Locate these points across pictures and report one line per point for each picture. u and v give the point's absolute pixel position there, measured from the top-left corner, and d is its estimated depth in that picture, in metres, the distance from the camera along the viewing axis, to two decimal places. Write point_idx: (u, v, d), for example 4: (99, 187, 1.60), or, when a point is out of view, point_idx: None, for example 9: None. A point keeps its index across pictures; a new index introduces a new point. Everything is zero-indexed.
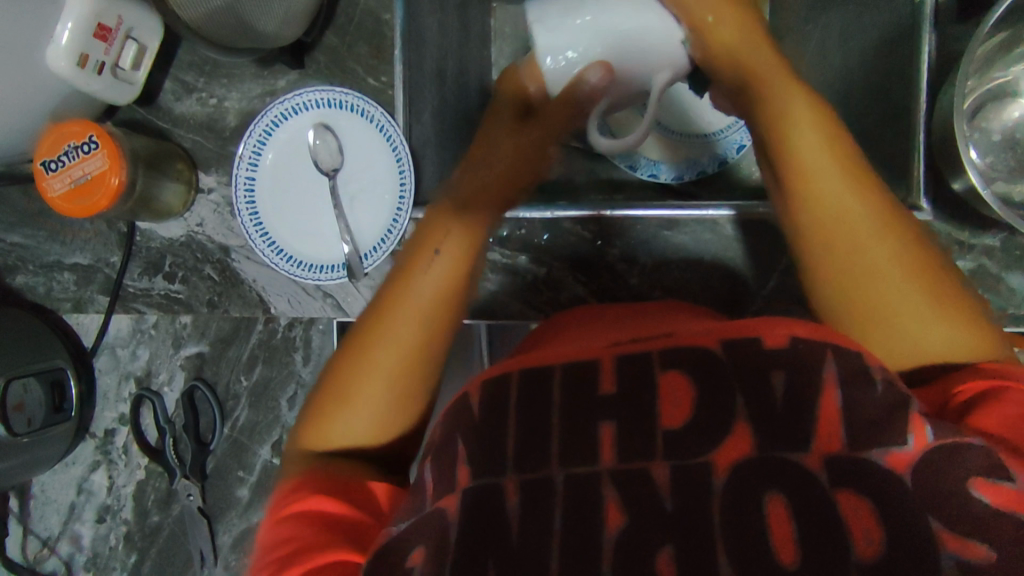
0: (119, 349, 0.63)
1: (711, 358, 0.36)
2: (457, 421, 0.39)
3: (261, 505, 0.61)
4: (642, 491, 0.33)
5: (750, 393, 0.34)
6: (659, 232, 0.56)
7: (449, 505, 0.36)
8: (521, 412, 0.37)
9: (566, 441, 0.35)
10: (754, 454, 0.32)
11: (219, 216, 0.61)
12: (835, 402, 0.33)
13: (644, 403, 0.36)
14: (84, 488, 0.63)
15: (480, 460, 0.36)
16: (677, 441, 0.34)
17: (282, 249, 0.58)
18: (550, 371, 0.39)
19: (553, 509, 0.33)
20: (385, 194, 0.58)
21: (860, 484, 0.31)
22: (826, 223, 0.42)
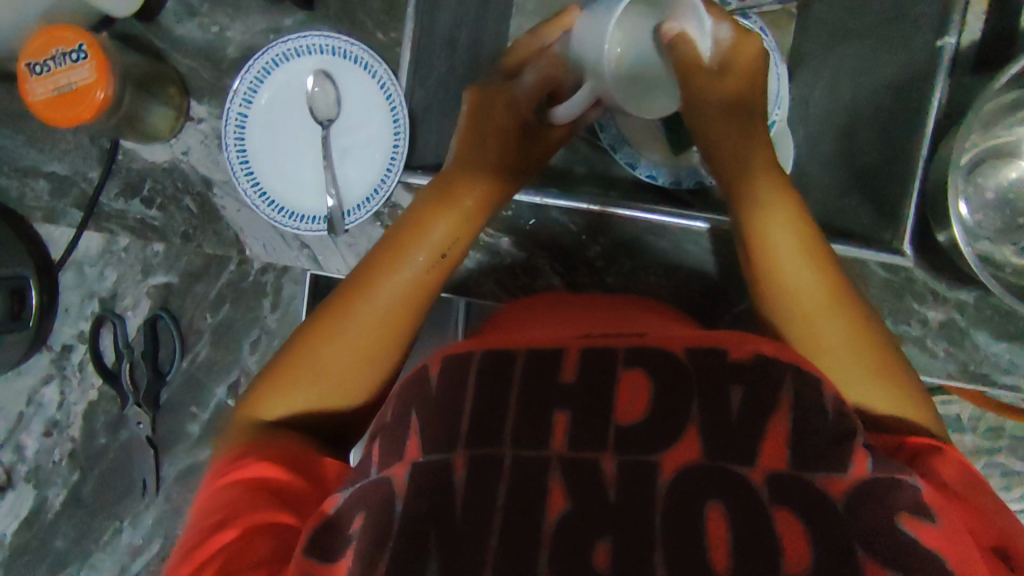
0: (86, 268, 0.62)
1: (674, 361, 0.37)
2: (413, 395, 0.40)
3: (210, 443, 0.61)
4: (589, 482, 0.34)
5: (708, 399, 0.36)
6: (643, 234, 0.55)
7: (397, 472, 0.37)
8: (480, 391, 0.38)
9: (521, 421, 0.36)
10: (697, 463, 0.34)
11: (205, 148, 0.59)
12: (785, 426, 0.35)
13: (601, 396, 0.37)
14: (34, 399, 0.62)
15: (433, 432, 0.37)
16: (626, 438, 0.35)
17: (266, 192, 0.57)
18: (514, 354, 0.39)
19: (498, 482, 0.35)
20: (376, 152, 0.57)
21: (799, 502, 0.33)
22: (785, 276, 0.46)
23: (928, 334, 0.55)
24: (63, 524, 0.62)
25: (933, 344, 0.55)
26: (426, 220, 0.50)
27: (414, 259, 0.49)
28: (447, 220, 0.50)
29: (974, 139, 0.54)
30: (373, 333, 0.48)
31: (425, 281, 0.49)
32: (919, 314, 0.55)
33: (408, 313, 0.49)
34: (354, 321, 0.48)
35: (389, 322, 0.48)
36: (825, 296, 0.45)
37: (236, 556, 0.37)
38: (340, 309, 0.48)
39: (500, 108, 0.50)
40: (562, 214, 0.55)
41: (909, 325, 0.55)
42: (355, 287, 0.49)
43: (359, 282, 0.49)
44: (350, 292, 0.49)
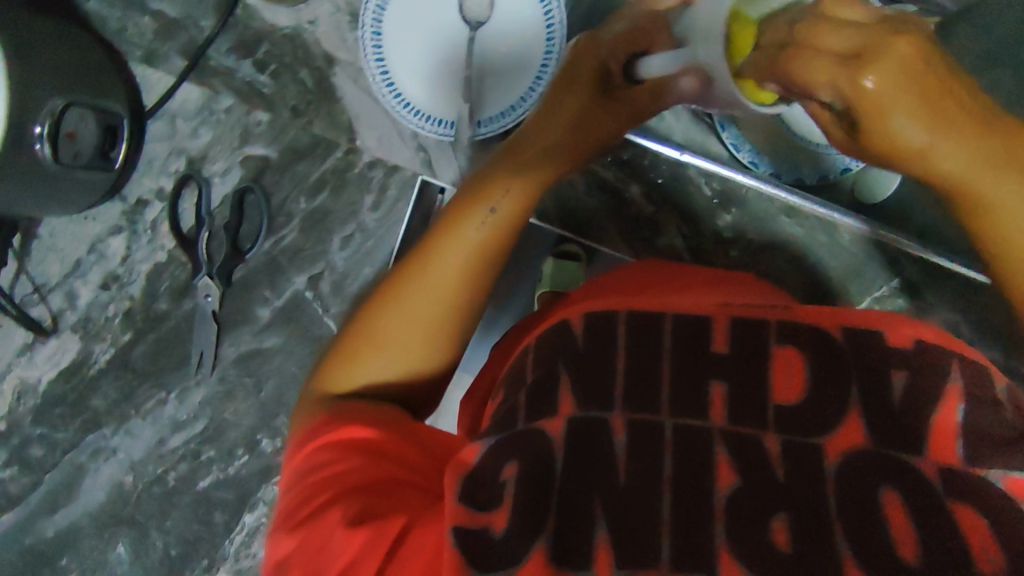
0: (179, 121, 0.57)
1: (830, 341, 0.35)
2: (554, 347, 0.37)
3: (277, 331, 0.57)
4: (754, 456, 0.32)
5: (868, 384, 0.33)
6: (778, 215, 0.53)
7: (551, 426, 0.34)
8: (630, 349, 0.36)
9: (678, 389, 0.34)
10: (866, 449, 0.32)
11: (335, 23, 0.55)
12: (953, 419, 0.32)
13: (757, 371, 0.34)
14: (96, 249, 0.58)
15: (586, 388, 0.35)
16: (789, 419, 0.33)
17: (394, 83, 0.53)
18: (660, 319, 0.37)
19: (664, 452, 0.33)
20: (520, 68, 0.53)
21: (977, 498, 0.30)
22: (1015, 235, 0.32)
23: None
24: (105, 384, 0.58)
25: None
26: (494, 180, 0.45)
27: (474, 222, 0.44)
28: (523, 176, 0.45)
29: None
30: (444, 295, 0.44)
31: (491, 240, 0.44)
32: None
33: (478, 277, 0.44)
34: (417, 294, 0.43)
35: (459, 286, 0.44)
36: None
37: (361, 514, 0.35)
38: (400, 283, 0.44)
39: (585, 67, 0.47)
40: (699, 175, 0.53)
41: None
42: (414, 260, 0.44)
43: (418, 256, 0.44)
44: (408, 265, 0.44)
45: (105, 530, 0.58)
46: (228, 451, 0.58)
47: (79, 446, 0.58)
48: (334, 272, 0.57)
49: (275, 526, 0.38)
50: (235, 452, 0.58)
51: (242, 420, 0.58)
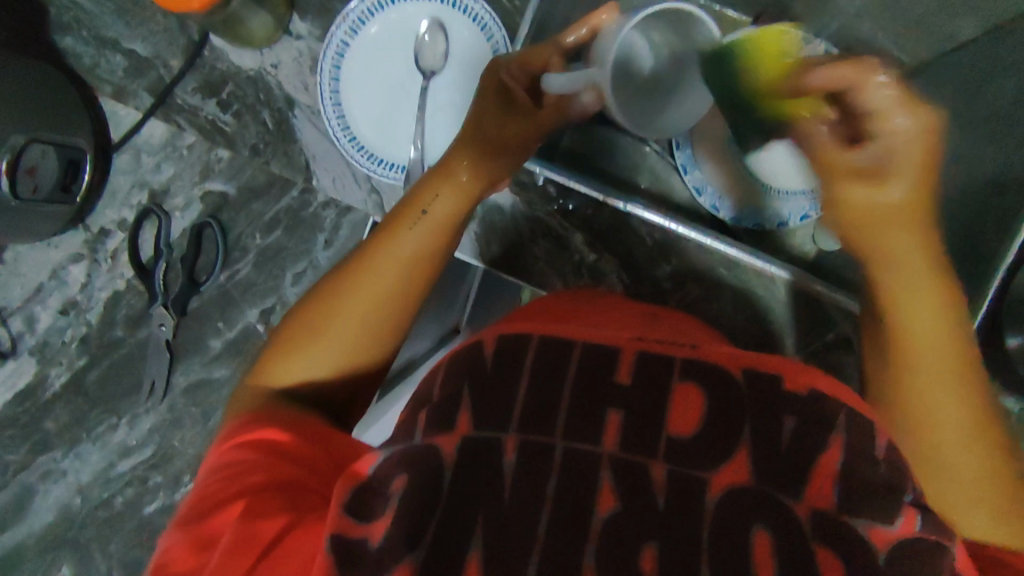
0: (144, 155, 0.59)
1: (729, 381, 0.37)
2: (467, 369, 0.39)
3: (228, 363, 0.59)
4: (638, 483, 0.33)
5: (760, 423, 0.35)
6: (715, 268, 0.54)
7: (444, 443, 0.35)
8: (537, 379, 0.37)
9: (573, 416, 0.36)
10: (751, 484, 0.33)
11: (298, 67, 0.57)
12: (835, 464, 0.34)
13: (655, 403, 0.36)
14: (58, 275, 0.60)
15: (484, 413, 0.36)
16: (677, 445, 0.34)
17: (348, 127, 0.55)
18: (570, 350, 0.39)
19: (550, 474, 0.34)
20: None
21: (841, 544, 0.32)
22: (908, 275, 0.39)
23: None
24: (57, 407, 0.59)
25: None
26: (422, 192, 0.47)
27: (405, 238, 0.45)
28: (447, 185, 0.47)
29: None
30: (379, 303, 0.45)
31: (425, 247, 0.46)
32: None
33: (401, 290, 0.45)
34: (345, 299, 0.44)
35: (392, 293, 0.45)
36: (958, 405, 0.38)
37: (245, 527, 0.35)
38: (325, 297, 0.45)
39: (491, 84, 0.48)
40: (642, 225, 0.54)
41: None
42: (350, 270, 0.45)
43: (353, 267, 0.45)
44: (341, 275, 0.46)
45: (48, 553, 0.59)
46: (174, 478, 0.59)
47: (28, 468, 0.59)
48: (286, 306, 0.58)
49: (184, 504, 0.39)
50: (182, 479, 0.59)
51: (190, 448, 0.59)
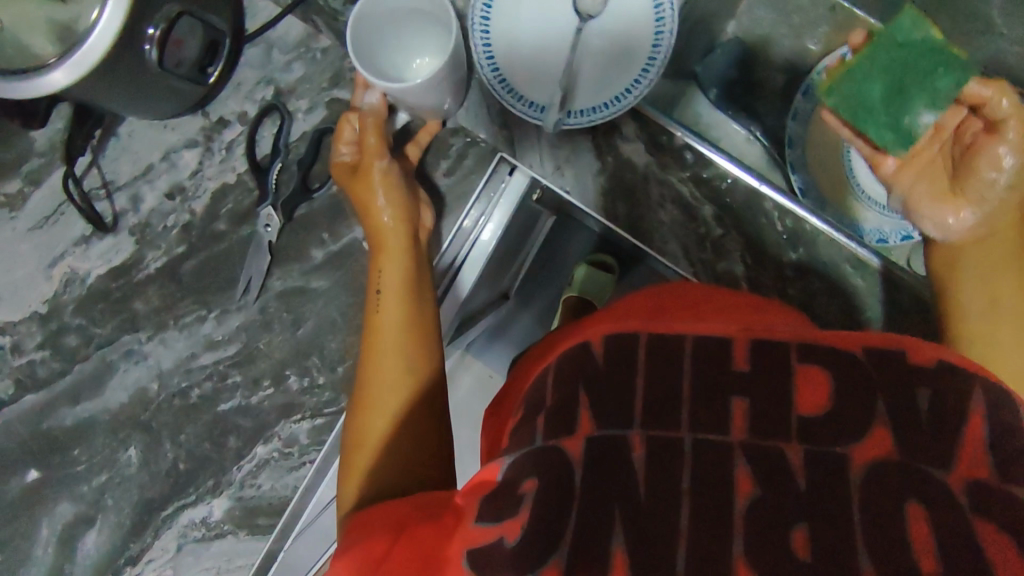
0: (276, 52, 0.58)
1: (851, 362, 0.36)
2: (578, 367, 0.39)
3: (327, 275, 0.58)
4: (775, 469, 0.33)
5: (894, 402, 0.34)
6: (845, 265, 0.53)
7: (571, 445, 0.35)
8: (650, 372, 0.38)
9: (696, 404, 0.36)
10: (897, 464, 0.32)
11: None
12: (979, 436, 0.33)
13: (777, 391, 0.35)
14: (169, 157, 0.59)
15: (602, 408, 0.36)
16: (811, 432, 0.34)
17: (495, 56, 0.53)
18: (680, 342, 0.39)
19: (682, 467, 0.34)
20: (622, 68, 0.53)
21: (1002, 515, 0.31)
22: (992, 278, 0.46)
23: None
24: (149, 290, 0.59)
25: None
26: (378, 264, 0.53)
27: (388, 306, 0.51)
28: (394, 196, 0.53)
29: None
30: (395, 347, 0.50)
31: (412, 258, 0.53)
32: None
33: (409, 304, 0.51)
34: (380, 376, 0.49)
35: (399, 328, 0.50)
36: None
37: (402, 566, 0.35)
38: (362, 386, 0.50)
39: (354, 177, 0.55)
40: (775, 209, 0.53)
41: None
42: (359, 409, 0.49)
43: (360, 397, 0.49)
44: (354, 434, 0.48)
45: (119, 433, 0.59)
46: (254, 379, 0.58)
47: (112, 344, 0.59)
48: None
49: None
50: (261, 382, 0.58)
51: (274, 353, 0.58)
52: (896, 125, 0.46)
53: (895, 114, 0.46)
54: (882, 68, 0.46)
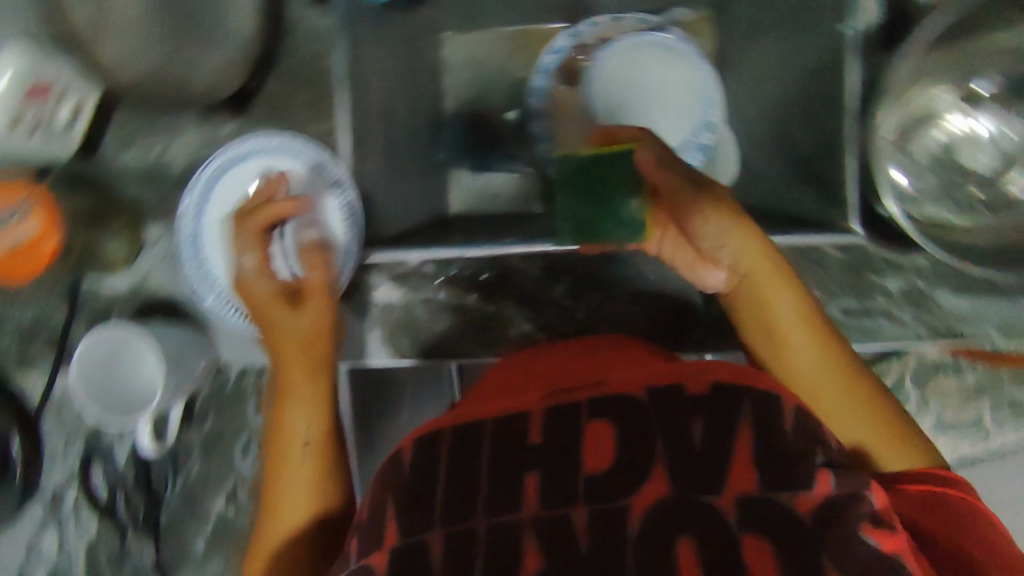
0: (67, 409, 0.61)
1: (634, 404, 0.41)
2: (388, 483, 0.42)
3: (217, 553, 0.63)
4: (562, 537, 0.37)
5: (669, 436, 0.39)
6: (603, 265, 0.58)
7: (375, 561, 0.38)
8: (451, 470, 0.40)
9: (495, 488, 0.39)
10: (669, 498, 0.37)
11: (167, 266, 0.61)
12: (747, 449, 0.38)
13: (568, 456, 0.39)
14: (33, 550, 0.61)
15: (410, 517, 0.39)
16: (595, 490, 0.38)
17: (229, 300, 0.58)
18: (481, 429, 0.42)
19: (473, 558, 0.37)
20: (330, 239, 0.58)
21: (768, 523, 0.36)
22: (768, 312, 0.53)
23: (893, 305, 0.57)
24: None
25: (900, 312, 0.58)
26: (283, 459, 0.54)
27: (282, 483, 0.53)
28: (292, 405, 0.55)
29: (898, 104, 0.58)
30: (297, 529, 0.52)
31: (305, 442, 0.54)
32: (880, 287, 0.57)
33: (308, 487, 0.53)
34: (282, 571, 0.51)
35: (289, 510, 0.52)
36: (836, 359, 0.52)
37: None
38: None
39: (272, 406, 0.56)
40: (522, 261, 0.56)
41: (871, 301, 0.57)
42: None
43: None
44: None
45: None
46: None
47: None
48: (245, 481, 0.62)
49: None
50: None
51: None
52: (623, 223, 0.54)
53: (614, 220, 0.54)
54: (577, 192, 0.54)
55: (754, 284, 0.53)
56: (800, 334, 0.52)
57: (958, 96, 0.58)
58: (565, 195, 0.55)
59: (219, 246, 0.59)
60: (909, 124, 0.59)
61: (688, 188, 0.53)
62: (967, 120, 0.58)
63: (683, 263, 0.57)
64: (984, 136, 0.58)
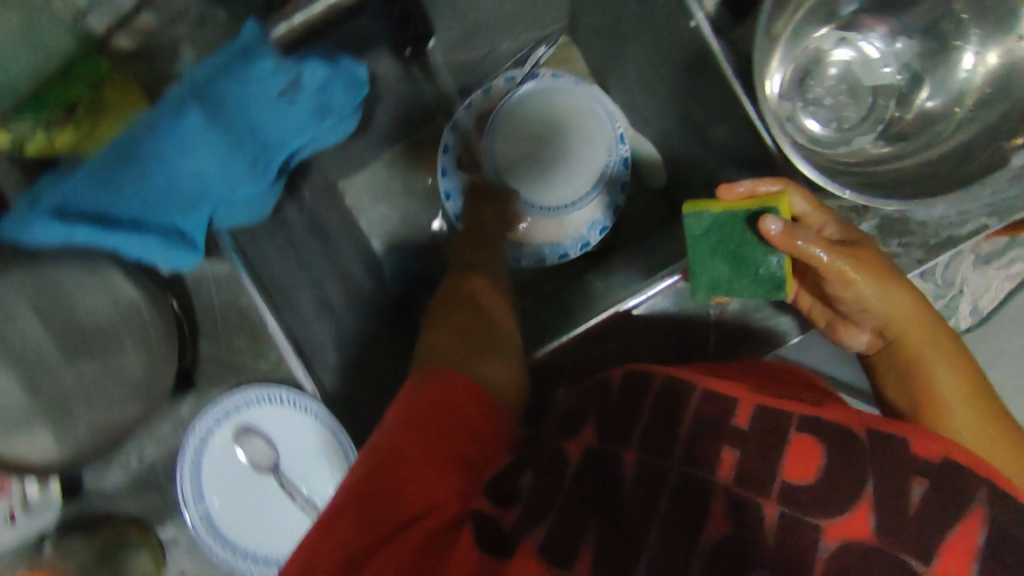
0: None
1: (857, 443, 0.42)
2: (593, 402, 0.47)
3: None
4: (743, 508, 0.40)
5: (881, 474, 0.41)
6: (588, 344, 0.61)
7: (571, 450, 0.44)
8: (654, 411, 0.45)
9: (689, 446, 0.43)
10: (870, 542, 0.39)
11: (198, 558, 0.60)
12: (975, 535, 0.40)
13: (774, 455, 0.42)
14: None
15: (606, 432, 0.45)
16: (792, 495, 0.41)
17: (269, 560, 0.58)
18: (691, 392, 0.46)
19: (661, 491, 0.41)
20: (329, 455, 0.59)
21: None
22: (934, 374, 0.52)
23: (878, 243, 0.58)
24: None
25: (890, 245, 0.57)
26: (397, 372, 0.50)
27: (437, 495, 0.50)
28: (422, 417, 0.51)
29: (786, 62, 0.56)
30: None
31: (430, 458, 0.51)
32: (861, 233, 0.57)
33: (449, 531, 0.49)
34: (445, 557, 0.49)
35: None
36: (1000, 429, 0.50)
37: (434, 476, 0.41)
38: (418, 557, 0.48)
39: None
40: None
41: None
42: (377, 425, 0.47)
43: None
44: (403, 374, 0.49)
45: None
46: None
47: None
48: None
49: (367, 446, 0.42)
50: None
51: None
52: (757, 279, 0.53)
53: (747, 279, 0.53)
54: (711, 251, 0.53)
55: (914, 349, 0.53)
56: (952, 390, 0.51)
57: (833, 29, 0.56)
58: (698, 255, 0.54)
59: (231, 518, 0.58)
60: (802, 71, 0.57)
61: (829, 260, 0.50)
62: (852, 46, 0.57)
63: (825, 317, 0.58)
64: (875, 56, 0.57)
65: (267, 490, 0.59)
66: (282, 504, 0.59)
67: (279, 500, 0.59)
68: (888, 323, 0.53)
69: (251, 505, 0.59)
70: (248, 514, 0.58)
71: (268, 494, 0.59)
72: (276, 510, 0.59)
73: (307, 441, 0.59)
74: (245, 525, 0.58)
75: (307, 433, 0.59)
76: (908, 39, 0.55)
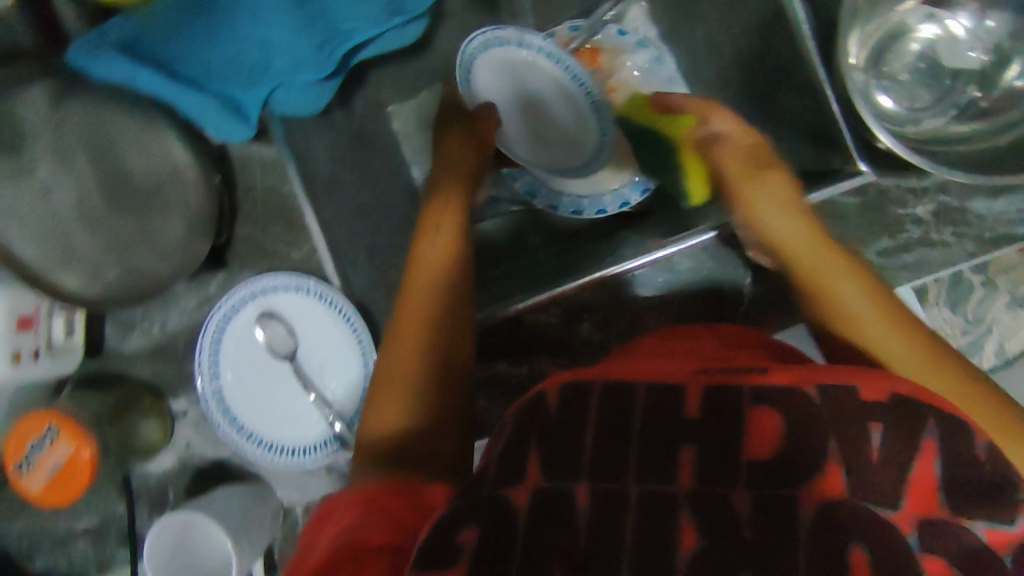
0: None
1: (811, 408, 0.40)
2: (532, 420, 0.42)
3: None
4: (715, 516, 0.36)
5: (846, 438, 0.39)
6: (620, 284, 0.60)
7: (517, 496, 0.38)
8: (597, 424, 0.41)
9: (643, 456, 0.39)
10: (841, 500, 0.37)
11: (202, 433, 0.61)
12: (933, 466, 0.38)
13: (735, 435, 0.39)
14: None
15: (550, 467, 0.39)
16: (758, 479, 0.38)
17: (270, 443, 0.59)
18: (632, 390, 0.42)
19: (622, 521, 0.37)
20: (348, 352, 0.60)
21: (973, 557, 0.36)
22: (846, 298, 0.51)
23: (930, 229, 0.57)
24: None
25: (940, 233, 0.58)
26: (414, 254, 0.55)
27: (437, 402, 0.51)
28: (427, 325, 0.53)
29: (865, 30, 0.55)
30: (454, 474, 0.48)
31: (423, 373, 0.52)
32: (911, 217, 0.57)
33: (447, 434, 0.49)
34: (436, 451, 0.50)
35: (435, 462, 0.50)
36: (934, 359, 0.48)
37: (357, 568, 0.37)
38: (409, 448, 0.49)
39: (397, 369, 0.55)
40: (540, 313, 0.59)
41: (907, 232, 0.57)
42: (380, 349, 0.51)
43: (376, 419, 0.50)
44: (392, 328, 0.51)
45: None
46: None
47: None
48: None
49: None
50: None
51: None
52: None
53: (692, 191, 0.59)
54: None
55: (822, 276, 0.52)
56: (861, 306, 0.50)
57: (919, 3, 0.55)
58: None
59: (241, 396, 0.59)
60: (881, 43, 0.56)
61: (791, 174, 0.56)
62: (939, 23, 0.55)
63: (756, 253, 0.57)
64: (962, 36, 0.54)
65: (281, 376, 0.60)
66: (292, 392, 0.60)
67: (291, 387, 0.60)
68: (789, 250, 0.53)
69: (262, 389, 0.59)
70: (257, 395, 0.59)
71: (282, 381, 0.60)
72: (286, 398, 0.60)
73: (328, 334, 0.59)
74: (252, 406, 0.59)
75: (331, 326, 0.59)
76: (1001, 17, 0.52)
